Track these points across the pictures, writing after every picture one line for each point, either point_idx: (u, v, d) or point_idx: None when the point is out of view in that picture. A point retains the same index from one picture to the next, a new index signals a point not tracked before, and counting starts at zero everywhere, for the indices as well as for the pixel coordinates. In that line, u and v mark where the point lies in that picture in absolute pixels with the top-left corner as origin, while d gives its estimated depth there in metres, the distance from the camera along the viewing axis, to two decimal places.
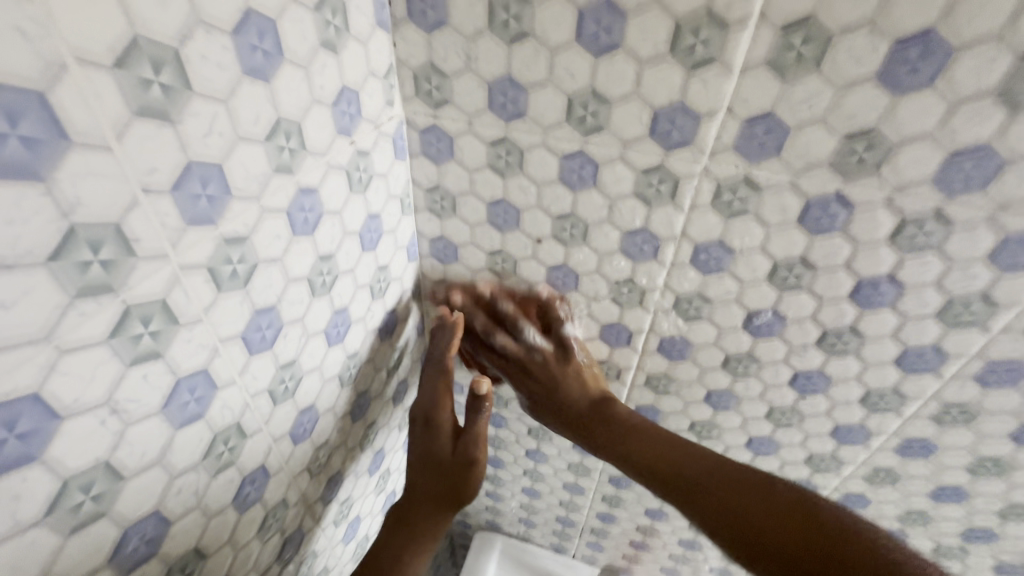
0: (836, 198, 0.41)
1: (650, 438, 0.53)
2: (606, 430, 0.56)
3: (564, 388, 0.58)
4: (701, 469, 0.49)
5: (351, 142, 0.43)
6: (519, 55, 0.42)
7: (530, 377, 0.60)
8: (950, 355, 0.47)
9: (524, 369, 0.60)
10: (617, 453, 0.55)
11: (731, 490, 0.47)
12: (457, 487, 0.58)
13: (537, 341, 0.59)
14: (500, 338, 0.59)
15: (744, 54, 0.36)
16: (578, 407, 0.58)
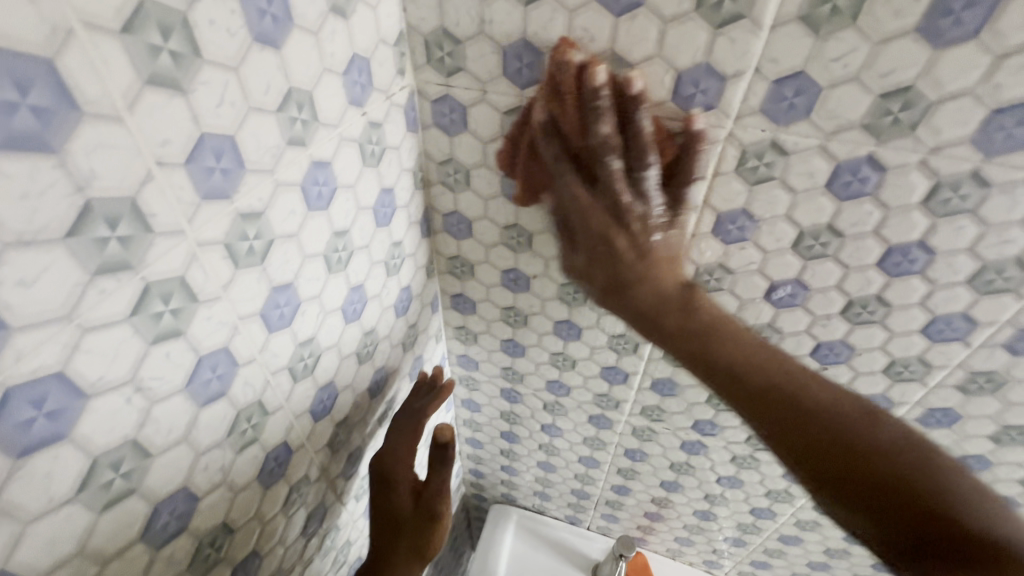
0: (867, 161, 0.39)
1: (730, 337, 0.40)
2: (708, 347, 0.40)
3: (652, 277, 0.42)
4: (810, 392, 0.38)
5: (362, 113, 0.42)
6: (535, 17, 0.40)
7: (616, 229, 0.41)
8: (980, 323, 0.46)
9: (615, 215, 0.41)
10: (682, 353, 0.42)
11: (811, 387, 0.39)
12: (416, 547, 0.56)
13: (653, 187, 0.41)
14: (613, 157, 0.39)
15: (776, 9, 0.35)
16: (662, 292, 0.42)
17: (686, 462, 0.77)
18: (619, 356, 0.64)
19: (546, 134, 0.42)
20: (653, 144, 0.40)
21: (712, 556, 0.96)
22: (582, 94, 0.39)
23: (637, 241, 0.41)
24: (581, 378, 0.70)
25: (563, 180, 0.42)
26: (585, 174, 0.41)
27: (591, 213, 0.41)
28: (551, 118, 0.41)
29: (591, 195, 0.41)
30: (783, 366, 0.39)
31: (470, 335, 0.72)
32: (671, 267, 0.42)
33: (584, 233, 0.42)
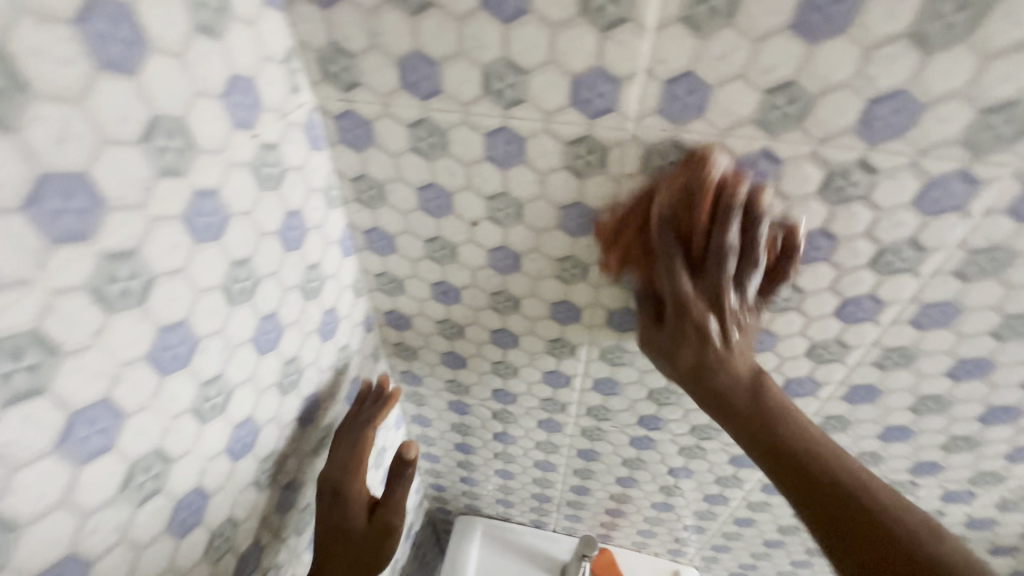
0: (763, 155, 0.40)
1: (827, 455, 0.41)
2: (777, 433, 0.42)
3: (726, 363, 0.44)
4: (891, 532, 0.38)
5: (253, 135, 0.39)
6: (425, 28, 0.39)
7: (721, 314, 0.42)
8: (885, 302, 0.48)
9: (717, 302, 0.42)
10: (751, 438, 0.43)
11: (862, 492, 0.40)
12: (366, 563, 0.56)
13: (719, 270, 0.41)
14: (728, 266, 0.41)
15: (657, 10, 0.35)
16: (740, 382, 0.44)
17: (637, 457, 0.77)
18: (558, 360, 0.64)
19: (664, 203, 0.42)
20: (750, 258, 0.41)
21: (674, 545, 0.98)
22: (676, 188, 0.41)
23: (727, 342, 0.44)
24: (524, 385, 0.70)
25: (673, 275, 0.42)
26: (687, 263, 0.43)
27: (692, 299, 0.42)
28: (665, 223, 0.42)
29: (695, 288, 0.43)
30: (823, 453, 0.41)
31: (409, 351, 0.70)
32: (743, 348, 0.45)
33: (675, 309, 0.43)
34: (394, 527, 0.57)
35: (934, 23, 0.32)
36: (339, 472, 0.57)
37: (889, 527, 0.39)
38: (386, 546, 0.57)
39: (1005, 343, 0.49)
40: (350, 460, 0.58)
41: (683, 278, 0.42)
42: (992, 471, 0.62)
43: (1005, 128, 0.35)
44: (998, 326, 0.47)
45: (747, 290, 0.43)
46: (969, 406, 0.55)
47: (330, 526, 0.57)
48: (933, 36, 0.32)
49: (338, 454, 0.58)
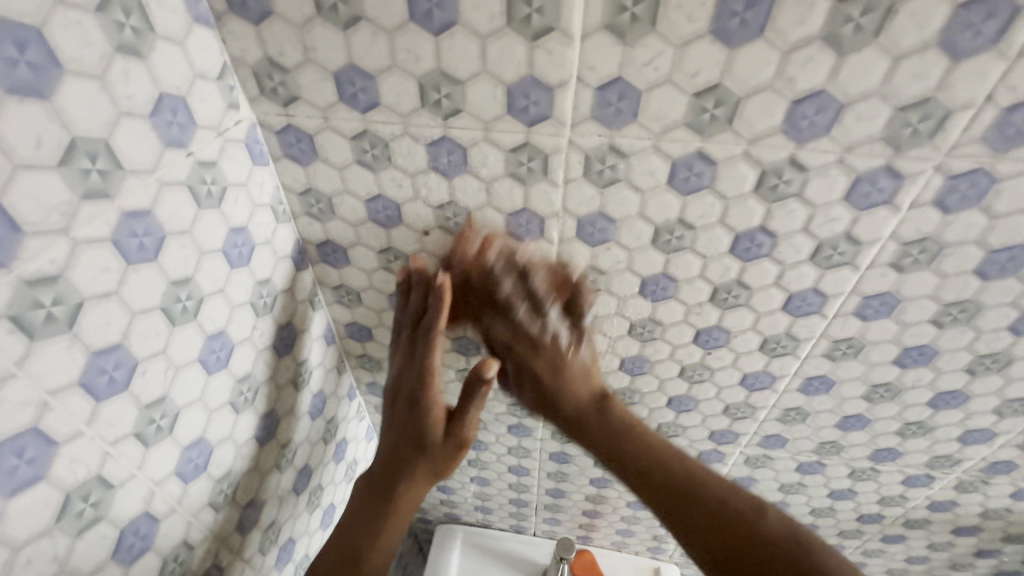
0: (698, 156, 0.41)
1: (658, 446, 0.52)
2: (618, 442, 0.53)
3: (568, 390, 0.55)
4: (718, 510, 0.49)
5: (188, 153, 0.39)
6: (357, 41, 0.39)
7: (537, 352, 0.54)
8: (828, 295, 0.49)
9: (533, 345, 0.54)
10: (602, 450, 0.54)
11: (700, 482, 0.50)
12: (437, 469, 0.56)
13: (524, 315, 0.52)
14: (519, 306, 0.52)
15: (581, 19, 0.35)
16: (579, 402, 0.55)
17: None
18: None
19: (487, 269, 0.50)
20: (552, 288, 0.52)
21: (654, 542, 0.99)
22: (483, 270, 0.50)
23: (551, 359, 0.55)
24: (491, 391, 0.70)
25: (496, 316, 0.53)
26: (508, 314, 0.52)
27: (516, 336, 0.54)
28: (475, 283, 0.51)
29: (509, 329, 0.54)
30: (664, 454, 0.52)
31: (374, 363, 0.69)
32: (584, 375, 0.56)
33: (512, 360, 0.56)
34: (463, 441, 0.56)
35: (845, 25, 0.33)
36: (414, 381, 0.54)
37: (713, 500, 0.49)
38: (457, 457, 0.57)
39: (945, 330, 0.50)
40: (427, 372, 0.53)
41: (513, 309, 0.52)
42: (947, 454, 0.64)
43: (923, 124, 0.36)
44: (937, 314, 0.49)
45: (553, 324, 0.53)
46: (919, 393, 0.57)
47: (409, 439, 0.56)
48: (845, 38, 0.33)
49: (407, 364, 0.55)
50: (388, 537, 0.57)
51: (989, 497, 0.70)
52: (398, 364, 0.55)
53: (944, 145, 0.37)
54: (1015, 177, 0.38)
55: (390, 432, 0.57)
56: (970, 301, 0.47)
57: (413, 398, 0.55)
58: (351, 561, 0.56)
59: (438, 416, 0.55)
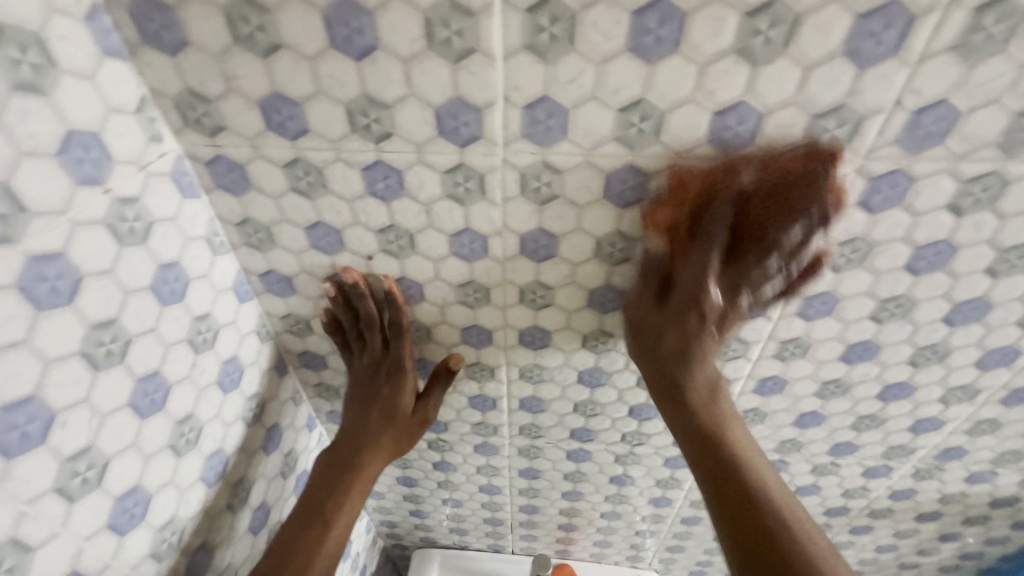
0: (631, 169, 0.41)
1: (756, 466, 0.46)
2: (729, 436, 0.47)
3: (696, 361, 0.47)
4: (792, 523, 0.42)
5: (105, 190, 0.38)
6: (278, 69, 0.38)
7: (689, 325, 0.47)
8: (770, 297, 0.50)
9: (699, 313, 0.46)
10: (687, 427, 0.48)
11: (778, 497, 0.44)
12: (403, 443, 0.60)
13: (715, 284, 0.44)
14: (716, 275, 0.44)
15: (501, 40, 0.35)
16: (695, 383, 0.48)
17: (577, 470, 0.77)
18: (481, 384, 0.64)
19: (690, 211, 0.43)
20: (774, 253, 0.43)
21: (632, 551, 0.98)
22: (687, 188, 0.41)
23: (687, 325, 0.47)
24: (453, 411, 0.69)
25: (703, 260, 0.43)
26: (721, 250, 0.43)
27: (682, 274, 0.45)
28: (696, 226, 0.43)
29: (721, 270, 0.45)
30: (750, 454, 0.46)
31: (331, 392, 0.67)
32: (710, 354, 0.48)
33: (680, 306, 0.46)
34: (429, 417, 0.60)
35: (755, 38, 0.34)
36: (389, 364, 0.57)
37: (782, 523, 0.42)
38: (418, 433, 0.61)
39: (885, 325, 0.51)
40: (401, 360, 0.57)
41: (711, 229, 0.42)
42: (901, 444, 0.66)
43: (839, 130, 0.38)
44: (875, 310, 0.50)
45: (796, 240, 0.43)
46: (868, 387, 0.58)
47: (380, 414, 0.58)
48: (756, 50, 0.34)
49: (376, 352, 0.57)
50: (351, 508, 0.58)
51: (946, 483, 0.72)
52: (367, 355, 0.57)
53: (861, 149, 0.38)
54: (931, 177, 0.40)
55: (356, 414, 0.59)
56: (904, 296, 0.49)
57: (389, 378, 0.57)
58: (323, 524, 0.57)
59: (409, 393, 0.58)
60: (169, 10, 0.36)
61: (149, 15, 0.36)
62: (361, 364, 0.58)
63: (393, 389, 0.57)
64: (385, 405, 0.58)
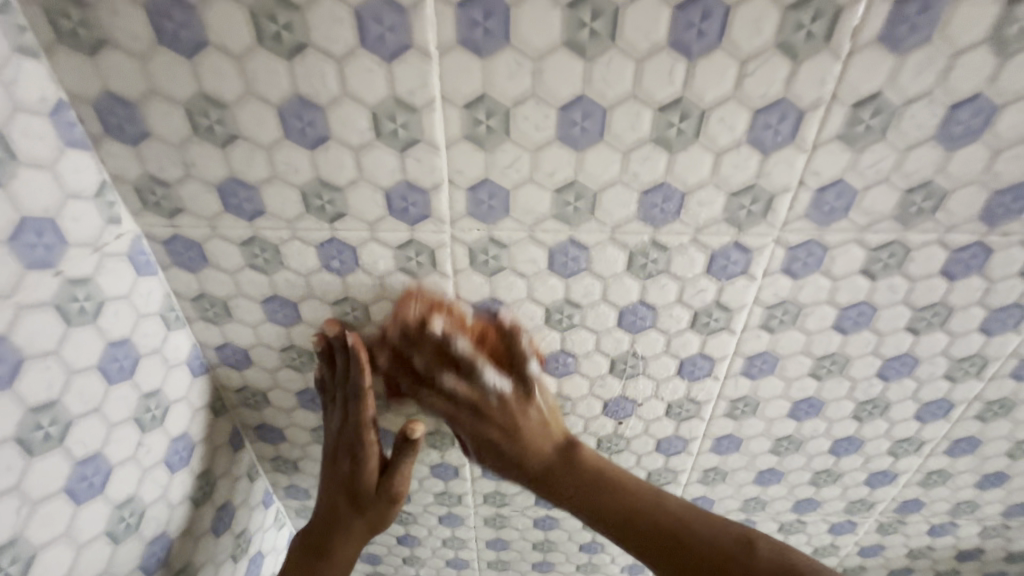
0: (571, 243, 0.44)
1: (629, 483, 0.50)
2: (613, 484, 0.50)
3: (529, 447, 0.50)
4: (651, 536, 0.47)
5: (54, 274, 0.39)
6: (236, 157, 0.40)
7: (484, 420, 0.50)
8: (715, 358, 0.52)
9: (477, 413, 0.49)
10: (560, 499, 0.51)
11: (656, 515, 0.48)
12: (375, 523, 0.55)
13: (452, 383, 0.49)
14: (496, 377, 0.49)
15: (443, 131, 0.38)
16: (550, 460, 0.51)
17: (546, 539, 0.75)
18: (442, 452, 0.63)
19: (402, 345, 0.49)
20: (480, 355, 0.48)
21: None
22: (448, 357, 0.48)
23: (505, 421, 0.50)
24: (415, 481, 0.67)
25: (427, 396, 0.51)
26: (459, 375, 0.48)
27: (457, 409, 0.50)
28: (413, 344, 0.48)
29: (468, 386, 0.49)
30: (613, 489, 0.49)
31: (290, 465, 0.65)
32: (532, 426, 0.50)
33: (464, 429, 0.51)
34: (395, 495, 0.53)
35: (669, 129, 0.38)
36: (350, 436, 0.52)
37: (679, 537, 0.47)
38: (392, 511, 0.55)
39: (824, 382, 0.54)
40: (360, 432, 0.51)
41: (381, 355, 0.51)
42: (860, 498, 0.66)
43: (754, 206, 0.41)
44: (814, 367, 0.52)
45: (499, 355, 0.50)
46: (820, 441, 0.60)
47: (347, 490, 0.54)
48: (671, 139, 0.38)
49: (337, 417, 0.52)
50: None
51: (911, 537, 0.72)
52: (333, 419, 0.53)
53: (777, 223, 0.42)
54: (843, 245, 0.44)
55: (326, 484, 0.55)
56: (838, 354, 0.51)
57: (350, 450, 0.52)
58: None
59: (372, 469, 0.53)
60: (132, 106, 0.38)
61: (113, 109, 0.38)
62: (329, 430, 0.54)
63: (358, 460, 0.52)
64: (350, 481, 0.53)
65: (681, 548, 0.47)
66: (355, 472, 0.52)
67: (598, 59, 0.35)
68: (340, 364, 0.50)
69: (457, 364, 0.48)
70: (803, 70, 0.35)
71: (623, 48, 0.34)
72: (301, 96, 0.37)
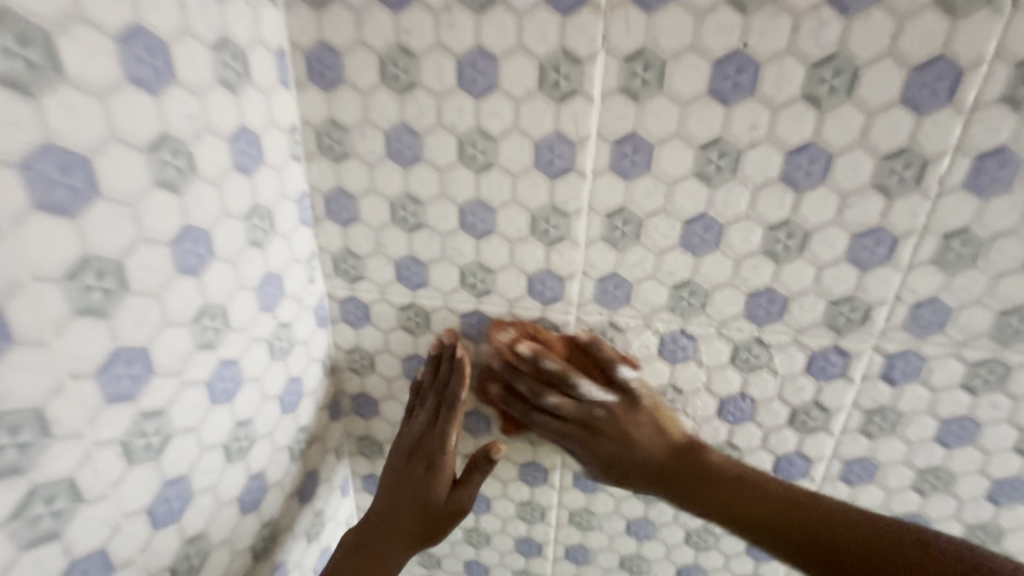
0: (681, 333, 0.51)
1: (744, 479, 0.46)
2: (729, 493, 0.46)
3: (643, 444, 0.49)
4: (784, 515, 0.43)
5: (273, 317, 0.49)
6: (417, 240, 0.51)
7: (624, 440, 0.49)
8: (812, 459, 0.54)
9: (588, 428, 0.50)
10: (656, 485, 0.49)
11: (798, 511, 0.43)
12: (430, 529, 0.51)
13: (595, 392, 0.50)
14: (592, 386, 0.50)
15: (586, 232, 0.48)
16: (659, 454, 0.49)
17: None
18: (530, 525, 0.66)
19: (516, 360, 0.51)
20: (569, 368, 0.50)
21: None
22: (517, 358, 0.50)
23: (617, 433, 0.50)
24: (497, 554, 0.69)
25: (549, 403, 0.50)
26: (555, 390, 0.50)
27: (569, 429, 0.50)
28: (523, 368, 0.51)
29: (572, 402, 0.50)
30: (736, 488, 0.46)
31: None
32: (658, 427, 0.50)
33: (569, 437, 0.51)
34: (462, 506, 0.52)
35: (777, 244, 0.45)
36: (434, 442, 0.52)
37: (849, 534, 0.41)
38: (447, 526, 0.52)
39: (929, 498, 0.54)
40: (446, 436, 0.52)
41: (511, 382, 0.52)
42: None
43: (853, 314, 0.47)
44: (916, 481, 0.53)
45: (552, 368, 0.49)
46: None
47: (413, 489, 0.51)
48: (779, 252, 0.46)
49: (423, 419, 0.53)
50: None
51: None
52: (422, 420, 0.53)
53: (874, 330, 0.47)
54: (941, 358, 0.47)
55: (392, 493, 0.52)
56: (940, 469, 0.52)
57: (428, 453, 0.52)
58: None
59: (444, 471, 0.52)
60: (353, 198, 0.50)
61: (339, 199, 0.50)
62: (411, 428, 0.53)
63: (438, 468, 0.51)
64: (421, 483, 0.51)
65: (866, 547, 0.40)
66: (432, 475, 0.51)
67: (720, 186, 0.44)
68: (445, 379, 0.52)
69: (553, 378, 0.50)
70: (896, 205, 0.42)
71: (742, 179, 0.43)
72: (480, 199, 0.48)
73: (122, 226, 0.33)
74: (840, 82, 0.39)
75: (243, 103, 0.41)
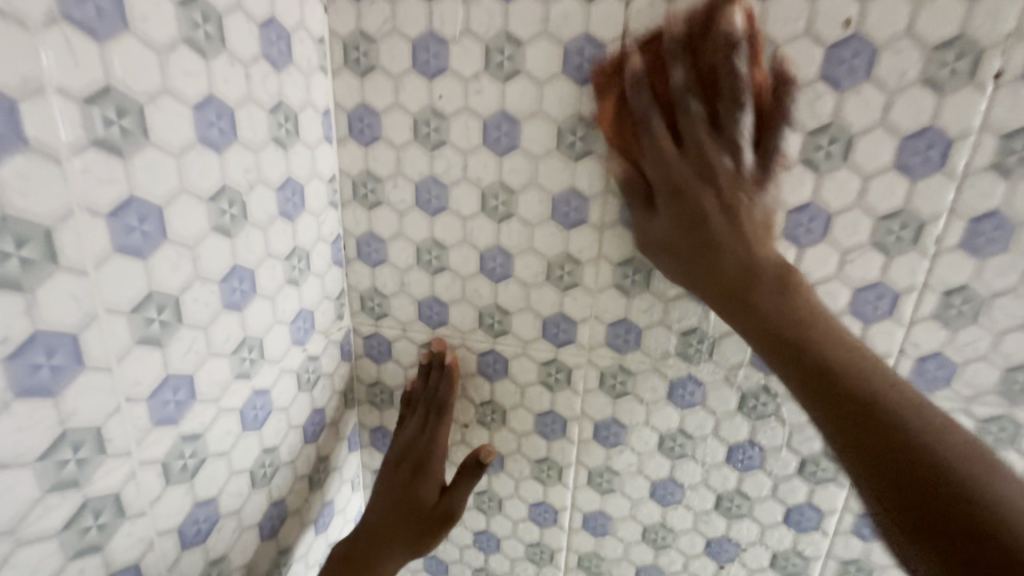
0: (690, 378, 0.52)
1: (829, 322, 0.34)
2: (808, 327, 0.34)
3: (741, 234, 0.37)
4: (847, 362, 0.32)
5: (303, 350, 0.52)
6: (439, 282, 0.54)
7: (731, 219, 0.38)
8: (824, 511, 0.54)
9: (699, 174, 0.38)
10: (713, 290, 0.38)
11: (869, 369, 0.32)
12: (421, 536, 0.51)
13: (743, 142, 0.39)
14: (750, 113, 0.39)
15: (598, 279, 0.50)
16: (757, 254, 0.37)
17: None
18: (538, 568, 0.65)
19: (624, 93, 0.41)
20: (752, 91, 0.39)
21: None
22: (716, 35, 0.37)
23: (721, 201, 0.38)
24: None
25: (685, 111, 0.38)
26: (711, 111, 0.38)
27: (676, 167, 0.38)
28: (710, 29, 0.38)
29: (707, 137, 0.38)
30: (822, 327, 0.34)
31: None
32: (761, 233, 0.38)
33: (661, 183, 0.39)
34: (453, 513, 0.52)
35: None
36: (422, 449, 0.54)
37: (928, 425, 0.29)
38: (438, 534, 0.52)
39: None
40: (435, 441, 0.54)
41: (669, 72, 0.39)
42: None
43: None
44: None
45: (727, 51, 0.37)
46: None
47: (404, 496, 0.53)
48: None
49: (413, 427, 0.55)
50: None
51: None
52: (412, 428, 0.55)
53: None
54: (949, 413, 0.48)
55: (384, 499, 0.53)
56: None
57: (418, 460, 0.54)
58: None
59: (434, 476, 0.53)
60: (382, 241, 0.54)
61: (370, 243, 0.54)
62: (401, 436, 0.56)
63: (424, 472, 0.53)
64: (411, 490, 0.53)
65: (911, 435, 0.29)
66: (421, 482, 0.53)
67: None
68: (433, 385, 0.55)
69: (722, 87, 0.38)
70: (895, 263, 0.44)
71: None
72: (500, 246, 0.51)
73: (182, 266, 0.38)
74: (835, 149, 0.42)
75: (292, 154, 0.46)
